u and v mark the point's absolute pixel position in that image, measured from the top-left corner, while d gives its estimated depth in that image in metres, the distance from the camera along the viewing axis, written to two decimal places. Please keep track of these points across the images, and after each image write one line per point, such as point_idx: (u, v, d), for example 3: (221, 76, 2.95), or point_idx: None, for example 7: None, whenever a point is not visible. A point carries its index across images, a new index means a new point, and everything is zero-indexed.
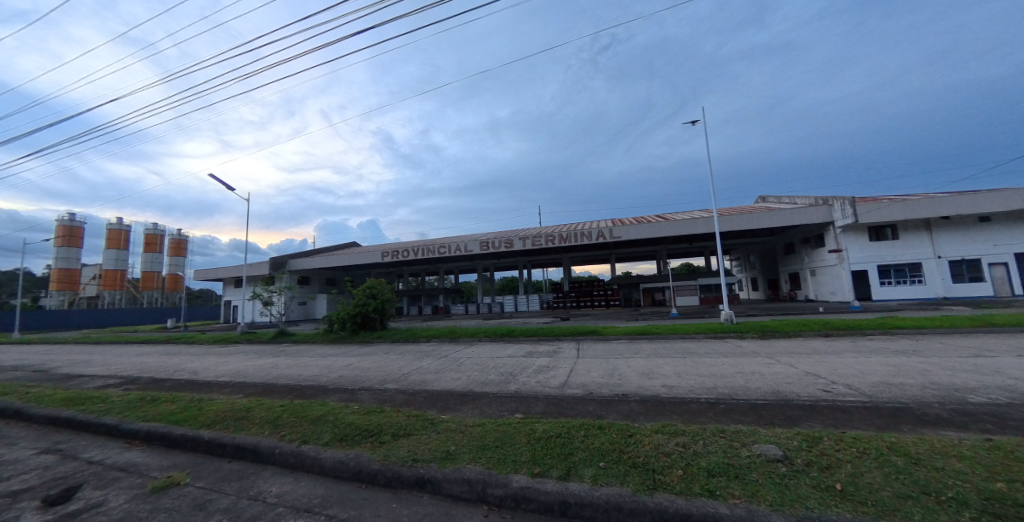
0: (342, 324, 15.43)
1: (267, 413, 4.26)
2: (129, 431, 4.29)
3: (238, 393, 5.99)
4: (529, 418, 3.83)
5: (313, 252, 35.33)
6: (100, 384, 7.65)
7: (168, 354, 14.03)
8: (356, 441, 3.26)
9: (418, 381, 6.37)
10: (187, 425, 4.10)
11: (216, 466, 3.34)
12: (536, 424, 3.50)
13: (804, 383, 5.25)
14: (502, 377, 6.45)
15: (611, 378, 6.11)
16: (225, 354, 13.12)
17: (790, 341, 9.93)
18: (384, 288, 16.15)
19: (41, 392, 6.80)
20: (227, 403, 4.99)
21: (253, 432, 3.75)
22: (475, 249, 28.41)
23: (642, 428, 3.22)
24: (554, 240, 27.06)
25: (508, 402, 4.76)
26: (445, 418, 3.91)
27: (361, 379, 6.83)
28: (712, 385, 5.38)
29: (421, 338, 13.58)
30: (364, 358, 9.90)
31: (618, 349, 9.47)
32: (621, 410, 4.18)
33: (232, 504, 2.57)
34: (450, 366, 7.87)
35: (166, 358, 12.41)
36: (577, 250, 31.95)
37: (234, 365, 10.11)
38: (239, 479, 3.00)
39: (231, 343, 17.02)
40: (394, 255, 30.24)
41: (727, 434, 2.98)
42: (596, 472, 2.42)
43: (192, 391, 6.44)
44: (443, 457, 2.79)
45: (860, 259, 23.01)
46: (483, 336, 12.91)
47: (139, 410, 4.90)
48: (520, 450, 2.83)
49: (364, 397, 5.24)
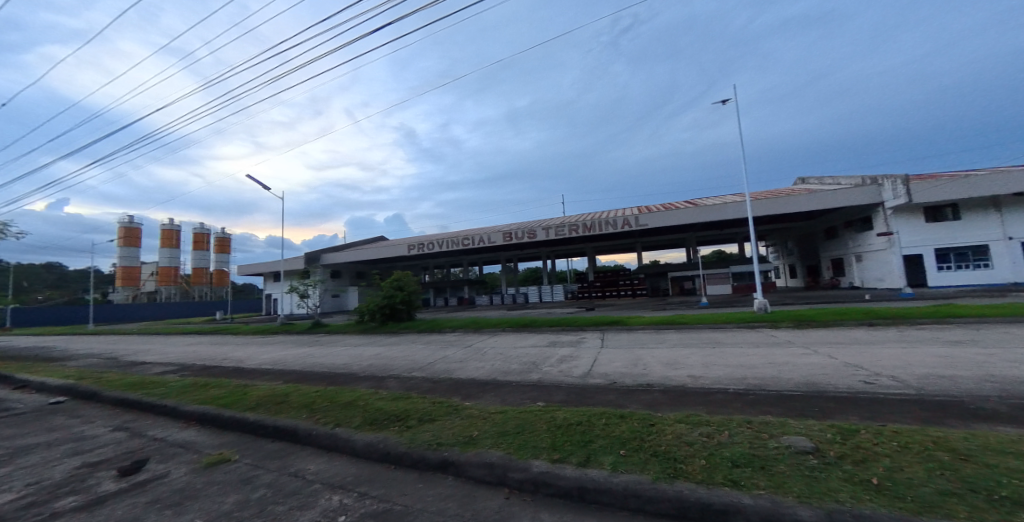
0: (371, 315, 15.98)
1: (303, 398, 4.56)
2: (185, 413, 4.72)
3: (276, 380, 6.40)
4: (549, 406, 3.88)
5: (343, 246, 36.84)
6: (159, 371, 8.44)
7: (215, 344, 15.17)
8: (383, 425, 3.44)
9: (443, 370, 6.57)
10: (233, 409, 4.47)
11: (259, 445, 3.62)
12: (557, 412, 3.54)
13: (843, 374, 4.96)
14: (525, 366, 6.52)
15: (635, 368, 6.04)
16: (266, 344, 14.06)
17: (828, 331, 9.40)
18: (411, 280, 16.57)
19: (109, 377, 7.57)
20: (267, 389, 5.35)
21: (291, 415, 4.01)
22: (497, 240, 28.56)
23: (664, 418, 3.18)
24: (577, 230, 26.64)
25: (529, 390, 4.83)
26: (468, 405, 4.03)
27: (390, 367, 7.16)
28: (740, 376, 5.20)
29: (446, 328, 13.97)
30: (392, 348, 10.26)
31: (642, 339, 9.37)
32: (643, 400, 4.15)
33: (274, 479, 2.80)
34: (473, 356, 8.04)
35: (213, 348, 13.42)
36: (601, 239, 31.41)
37: (273, 354, 10.78)
38: (280, 458, 3.25)
39: (271, 333, 18.18)
40: (419, 247, 30.85)
41: (754, 425, 2.89)
42: (616, 459, 2.44)
43: (237, 377, 6.95)
44: (465, 442, 2.90)
45: (913, 243, 21.22)
46: (506, 327, 13.01)
47: (192, 395, 5.37)
48: (541, 436, 2.88)
49: (391, 384, 5.47)
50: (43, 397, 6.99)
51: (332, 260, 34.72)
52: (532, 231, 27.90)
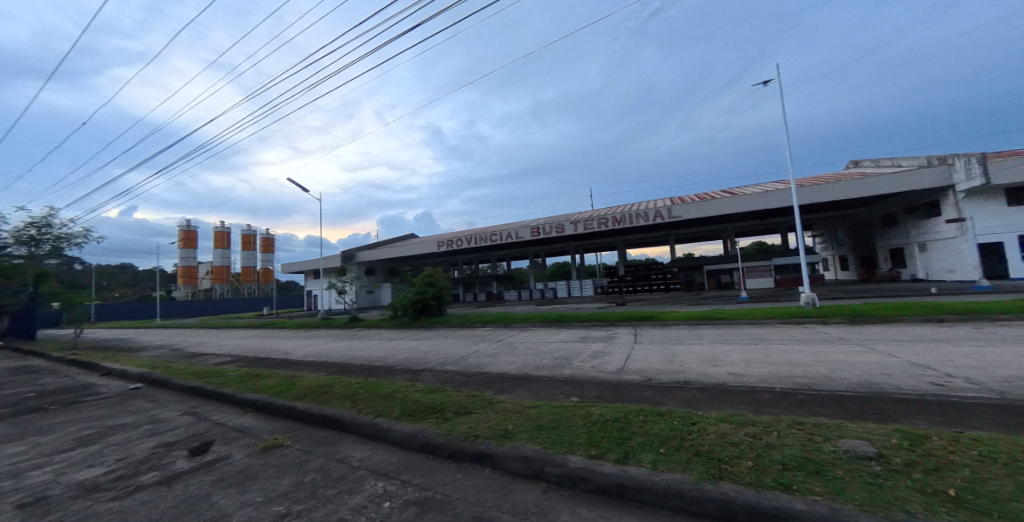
0: (404, 310, 16.53)
1: (345, 389, 4.81)
2: (242, 400, 5.13)
3: (321, 372, 6.79)
4: (584, 401, 3.85)
5: (377, 245, 38.31)
6: (218, 362, 9.21)
7: (265, 337, 16.32)
8: (421, 416, 3.56)
9: (475, 364, 6.69)
10: (284, 397, 4.80)
11: (308, 432, 3.87)
12: (592, 408, 3.51)
13: (908, 375, 4.53)
14: (556, 362, 6.49)
15: (671, 364, 5.85)
16: (310, 338, 14.96)
17: (887, 327, 8.65)
18: (441, 276, 16.93)
19: (177, 367, 8.37)
20: (312, 380, 5.69)
21: (335, 405, 4.25)
22: (525, 235, 28.56)
23: (706, 417, 3.06)
24: (606, 224, 26.06)
25: (562, 385, 4.81)
26: (502, 399, 4.08)
27: (424, 361, 7.39)
28: (787, 375, 4.89)
29: (476, 323, 14.19)
30: (425, 342, 10.58)
31: (678, 335, 9.05)
32: (681, 397, 4.02)
33: (323, 464, 2.99)
34: (504, 350, 8.14)
35: (263, 341, 14.47)
36: (631, 232, 30.56)
37: (316, 347, 11.45)
38: (328, 444, 3.45)
39: (314, 328, 19.31)
40: (448, 244, 31.42)
41: (806, 427, 2.72)
42: (656, 457, 2.38)
43: (286, 369, 7.44)
44: (501, 435, 2.95)
45: (991, 229, 18.96)
46: (536, 322, 13.01)
47: (247, 384, 5.83)
48: (576, 432, 2.86)
49: (427, 377, 5.64)
50: (122, 383, 7.83)
51: (366, 258, 36.15)
52: (560, 225, 27.62)
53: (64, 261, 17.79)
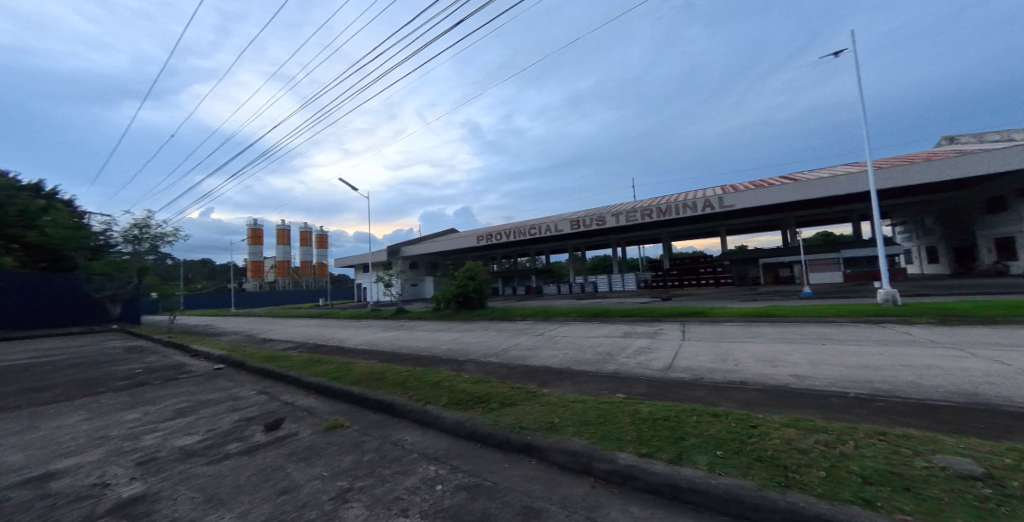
0: (447, 302, 17.07)
1: (396, 377, 5.09)
2: (306, 383, 5.62)
3: (373, 359, 7.25)
4: (631, 398, 3.74)
5: (420, 240, 39.84)
6: (284, 347, 10.17)
7: (322, 326, 17.69)
8: (468, 406, 3.67)
9: (517, 356, 6.77)
10: (342, 382, 5.19)
11: (364, 415, 4.15)
12: (640, 405, 3.41)
13: (1020, 385, 3.87)
14: (599, 357, 6.37)
15: (724, 363, 5.50)
16: (361, 327, 15.97)
17: (990, 329, 7.45)
18: (481, 270, 17.24)
19: (251, 351, 9.36)
20: (366, 367, 6.09)
21: (388, 391, 4.51)
22: (564, 229, 28.20)
23: (768, 421, 2.84)
24: (650, 215, 24.97)
25: (607, 381, 4.72)
26: (546, 392, 4.09)
27: (467, 352, 7.60)
28: (864, 379, 4.39)
29: (516, 316, 14.31)
30: (467, 334, 10.87)
31: (731, 332, 8.49)
32: (737, 398, 3.77)
33: (379, 446, 3.19)
34: (545, 344, 8.13)
35: (321, 330, 15.70)
36: (677, 223, 29.00)
37: (367, 336, 12.21)
38: (383, 428, 3.68)
39: (364, 318, 20.59)
40: (487, 238, 31.86)
41: (890, 438, 2.43)
42: (712, 460, 2.26)
43: (342, 356, 8.03)
44: (547, 428, 2.96)
45: None
46: (577, 316, 12.85)
47: (310, 368, 6.38)
48: (625, 429, 2.79)
49: (471, 368, 5.79)
50: (208, 364, 8.93)
51: (410, 252, 37.77)
52: (601, 217, 26.91)
53: (159, 257, 20.45)
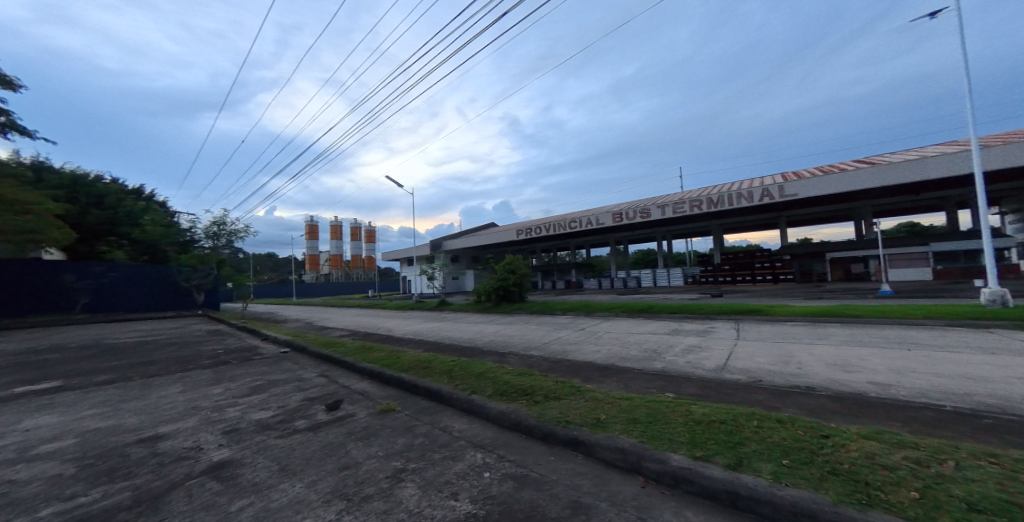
0: (487, 295, 17.38)
1: (443, 366, 5.30)
2: (360, 368, 6.03)
3: (419, 348, 7.59)
4: (682, 398, 3.57)
5: (461, 234, 40.82)
6: (340, 334, 10.96)
7: (372, 316, 18.84)
8: (512, 397, 3.72)
9: (559, 351, 6.74)
10: (393, 369, 5.50)
11: (414, 400, 4.37)
12: (693, 406, 3.24)
13: None
14: (645, 354, 6.15)
15: (786, 366, 5.06)
16: (408, 318, 16.79)
17: None
18: (521, 264, 17.31)
19: (312, 337, 10.22)
20: (414, 355, 6.40)
21: (435, 379, 4.71)
22: (606, 222, 27.42)
23: (844, 431, 2.57)
24: (699, 206, 23.47)
25: (654, 379, 4.54)
26: (591, 388, 4.02)
27: (509, 344, 7.69)
28: (964, 391, 3.79)
29: (557, 310, 14.21)
30: (508, 327, 11.00)
31: (794, 333, 7.76)
32: (804, 404, 3.45)
33: (429, 430, 3.35)
34: (588, 339, 8.00)
35: (372, 319, 16.72)
36: (730, 215, 26.97)
37: (413, 326, 12.80)
38: (431, 413, 3.85)
39: (410, 309, 21.60)
40: (527, 232, 31.81)
41: (1004, 462, 2.07)
42: (777, 469, 2.08)
43: (392, 344, 8.50)
44: (594, 424, 2.92)
45: None
46: (619, 312, 12.48)
47: (364, 355, 6.82)
48: (677, 430, 2.67)
49: (513, 360, 5.86)
50: (277, 347, 9.89)
51: (452, 247, 38.85)
52: (645, 210, 25.77)
53: (234, 250, 22.90)
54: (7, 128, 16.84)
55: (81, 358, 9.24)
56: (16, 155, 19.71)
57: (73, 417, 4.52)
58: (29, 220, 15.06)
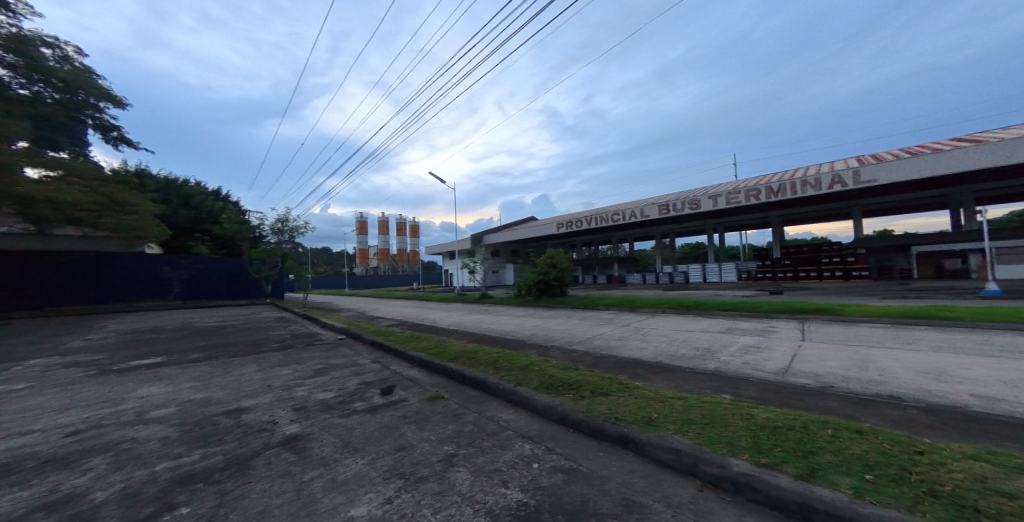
0: (528, 289, 17.43)
1: (488, 356, 5.43)
2: (410, 356, 6.35)
3: (463, 339, 7.82)
4: (741, 401, 3.35)
5: (502, 228, 41.23)
6: (390, 324, 11.61)
7: (418, 307, 19.75)
8: (558, 390, 3.72)
9: (603, 346, 6.63)
10: (440, 358, 5.73)
11: (461, 389, 4.52)
12: (754, 410, 3.03)
13: None
14: (697, 353, 5.84)
15: (863, 372, 4.54)
16: (452, 310, 17.37)
17: None
18: (563, 258, 17.16)
19: (365, 325, 10.95)
20: (459, 346, 6.61)
21: (481, 369, 4.83)
22: (651, 214, 26.23)
23: (941, 448, 2.25)
24: (758, 196, 21.64)
25: (709, 379, 4.30)
26: (639, 385, 3.90)
27: (552, 338, 7.67)
28: None
29: (600, 305, 13.91)
30: (550, 321, 10.98)
31: (872, 335, 6.93)
32: (888, 415, 3.07)
33: (477, 418, 3.45)
34: (633, 335, 7.78)
35: (418, 310, 17.53)
36: (793, 204, 24.56)
37: (457, 318, 13.22)
38: (478, 402, 3.97)
39: (453, 301, 22.30)
40: (567, 225, 31.33)
41: None
42: (858, 484, 1.87)
43: (437, 334, 8.84)
44: (645, 422, 2.83)
45: None
46: (666, 308, 11.94)
47: (412, 344, 7.19)
48: (738, 434, 2.51)
49: (556, 354, 5.85)
50: (335, 334, 10.71)
51: (492, 241, 39.40)
52: (696, 201, 24.27)
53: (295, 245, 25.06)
54: (118, 141, 19.74)
55: (176, 338, 10.68)
56: (124, 164, 23.05)
57: (174, 389, 5.26)
58: (139, 219, 17.62)
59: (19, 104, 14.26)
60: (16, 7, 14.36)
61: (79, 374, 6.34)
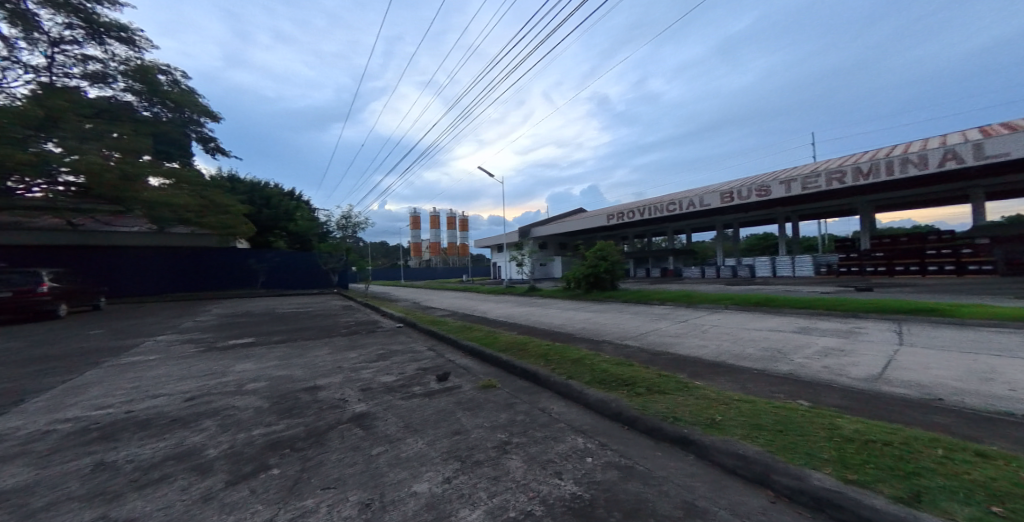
0: (577, 282, 17.12)
1: (538, 349, 5.48)
2: (462, 346, 6.63)
3: (513, 331, 7.96)
4: (822, 409, 3.00)
5: (550, 221, 40.93)
6: (443, 314, 12.16)
7: (468, 299, 20.41)
8: (611, 386, 3.64)
9: (658, 342, 6.34)
10: (491, 349, 5.90)
11: (512, 379, 4.62)
12: (838, 419, 2.69)
13: None
14: (766, 354, 5.35)
15: (986, 385, 3.80)
16: (501, 302, 17.69)
17: None
18: (613, 250, 16.63)
19: (421, 315, 11.58)
20: (509, 337, 6.75)
21: (531, 362, 4.89)
22: (712, 203, 24.32)
23: None
24: (842, 180, 18.99)
25: (781, 383, 3.91)
26: (700, 386, 3.67)
27: (603, 333, 7.50)
28: None
29: (654, 300, 13.26)
30: (600, 315, 10.70)
31: (999, 342, 5.77)
32: (1021, 439, 2.55)
33: (528, 409, 3.51)
34: (692, 332, 7.31)
35: (468, 302, 18.15)
36: (890, 188, 21.13)
37: (506, 310, 13.43)
38: (530, 393, 4.02)
39: (502, 294, 22.70)
40: (618, 217, 30.19)
41: None
42: (980, 516, 1.57)
43: (488, 325, 9.09)
44: (708, 425, 2.67)
45: None
46: (729, 305, 11.03)
47: (464, 334, 7.48)
48: (818, 446, 2.25)
49: (608, 349, 5.73)
50: (393, 322, 11.48)
51: (540, 233, 39.35)
52: (764, 187, 21.98)
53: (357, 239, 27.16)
54: (216, 150, 22.78)
55: (264, 322, 12.22)
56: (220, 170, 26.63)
57: (264, 366, 6.05)
58: (231, 217, 20.22)
59: (144, 124, 17.07)
60: (140, 43, 17.13)
61: (194, 350, 7.56)
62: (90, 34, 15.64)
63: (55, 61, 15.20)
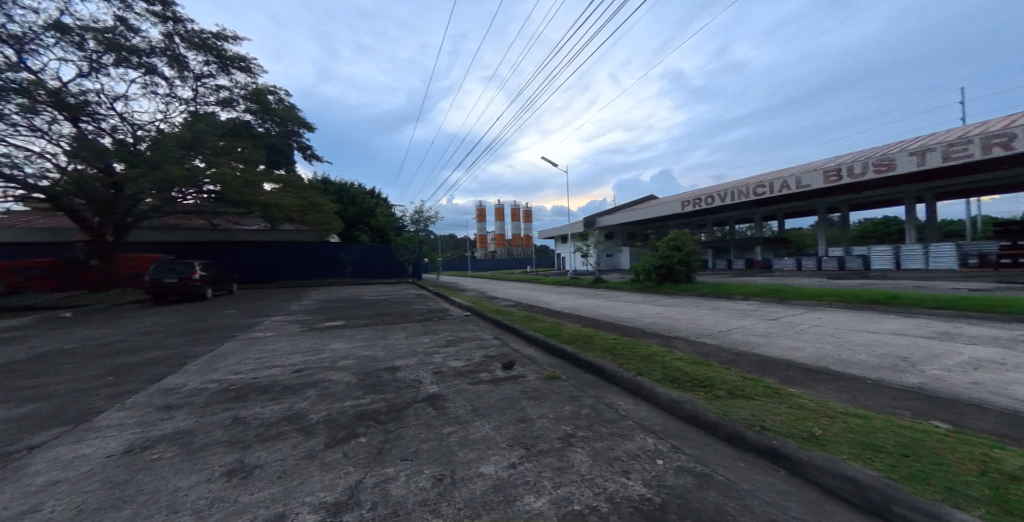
0: (647, 274, 16.17)
1: (605, 342, 5.32)
2: (527, 335, 6.73)
3: (578, 323, 7.83)
4: (969, 435, 2.40)
5: (617, 210, 39.12)
6: (508, 305, 12.46)
7: (533, 290, 20.55)
8: (686, 386, 3.38)
9: (742, 342, 5.70)
10: (555, 340, 5.88)
11: (577, 371, 4.55)
12: (994, 451, 2.13)
13: None
14: (886, 361, 4.46)
15: None
16: (565, 293, 17.52)
17: None
18: (689, 239, 15.31)
19: (487, 304, 12.03)
20: (574, 329, 6.65)
21: (597, 355, 4.76)
22: (812, 182, 20.89)
23: None
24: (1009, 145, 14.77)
25: (910, 398, 3.21)
26: (796, 393, 3.21)
27: (675, 329, 6.99)
28: None
29: (736, 295, 11.94)
30: (672, 309, 10.00)
31: None
32: None
33: (594, 403, 3.43)
34: (784, 332, 6.43)
35: (533, 292, 18.33)
36: None
37: (570, 302, 13.27)
38: (595, 387, 3.93)
39: (566, 285, 22.45)
40: (694, 203, 27.67)
41: None
42: None
43: (552, 317, 9.08)
44: (805, 439, 2.32)
45: None
46: (835, 302, 9.42)
47: (528, 324, 7.58)
48: (964, 480, 1.81)
49: (682, 346, 5.31)
50: (462, 311, 12.12)
51: (605, 223, 37.88)
52: (888, 160, 18.12)
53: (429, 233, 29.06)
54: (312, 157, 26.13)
55: (353, 306, 13.87)
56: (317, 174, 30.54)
57: (354, 345, 6.87)
58: (325, 215, 23.06)
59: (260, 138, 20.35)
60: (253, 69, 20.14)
61: (301, 329, 8.89)
62: (220, 67, 18.90)
63: (199, 93, 18.68)
